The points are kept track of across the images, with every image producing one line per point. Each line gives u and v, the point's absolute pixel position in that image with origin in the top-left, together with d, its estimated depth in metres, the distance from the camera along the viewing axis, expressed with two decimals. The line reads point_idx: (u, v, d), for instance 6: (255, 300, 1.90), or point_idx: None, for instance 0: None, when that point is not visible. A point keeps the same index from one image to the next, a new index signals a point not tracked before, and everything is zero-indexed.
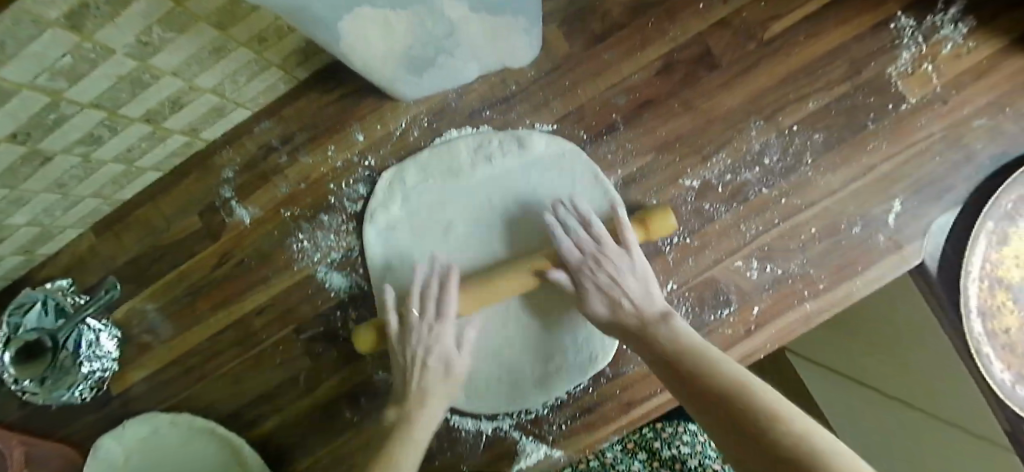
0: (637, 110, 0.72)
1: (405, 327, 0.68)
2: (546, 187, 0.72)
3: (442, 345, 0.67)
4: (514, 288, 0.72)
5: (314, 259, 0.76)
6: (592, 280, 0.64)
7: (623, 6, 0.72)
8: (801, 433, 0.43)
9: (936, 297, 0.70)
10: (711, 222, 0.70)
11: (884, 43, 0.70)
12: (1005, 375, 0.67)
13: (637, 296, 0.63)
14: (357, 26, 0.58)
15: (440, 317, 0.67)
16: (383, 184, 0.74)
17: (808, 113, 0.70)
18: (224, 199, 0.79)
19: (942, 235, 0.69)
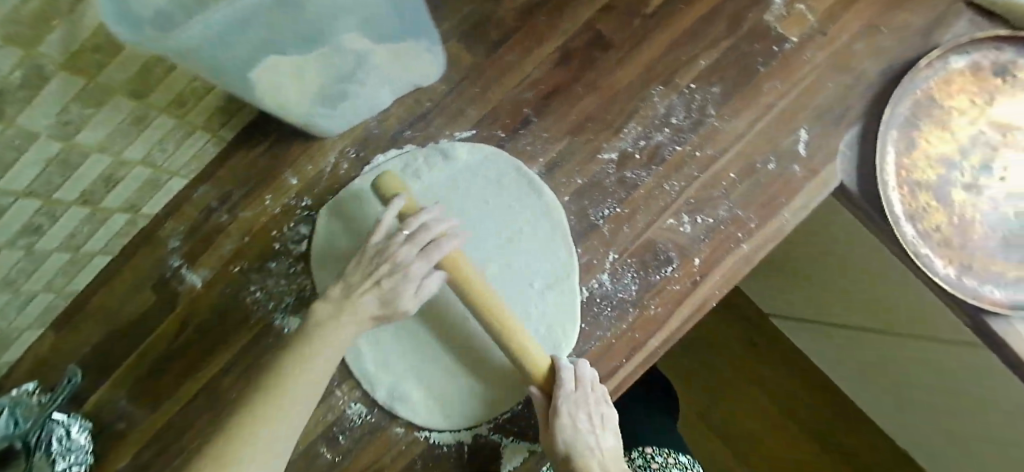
0: (546, 101, 0.76)
1: (371, 259, 0.69)
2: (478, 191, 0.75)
3: (405, 274, 0.68)
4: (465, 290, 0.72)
5: (269, 308, 0.77)
6: (571, 408, 0.65)
7: (513, 11, 0.77)
8: None
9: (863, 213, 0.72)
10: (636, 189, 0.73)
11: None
12: (949, 268, 0.70)
13: (604, 427, 0.67)
14: (265, 72, 0.60)
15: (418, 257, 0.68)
16: (322, 220, 0.76)
17: (701, 70, 0.74)
18: (175, 267, 0.81)
19: (853, 154, 0.72)
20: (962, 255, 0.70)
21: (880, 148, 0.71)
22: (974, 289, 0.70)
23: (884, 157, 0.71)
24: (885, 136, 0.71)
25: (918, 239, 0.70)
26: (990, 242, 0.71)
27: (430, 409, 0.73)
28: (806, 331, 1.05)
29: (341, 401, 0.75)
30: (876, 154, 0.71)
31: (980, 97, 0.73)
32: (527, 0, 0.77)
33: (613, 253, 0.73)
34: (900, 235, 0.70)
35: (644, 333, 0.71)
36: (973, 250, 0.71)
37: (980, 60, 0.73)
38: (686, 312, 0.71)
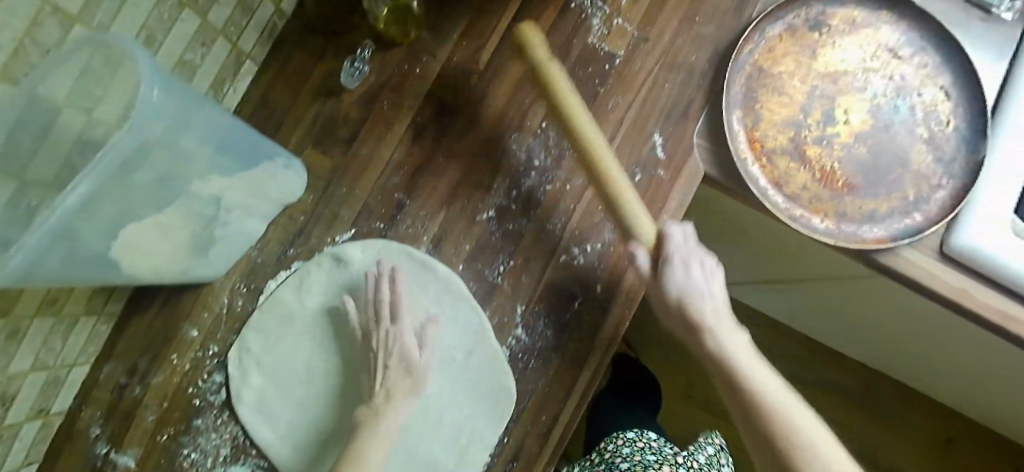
0: (414, 181, 0.76)
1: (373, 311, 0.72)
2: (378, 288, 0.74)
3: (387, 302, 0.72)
4: None
5: (208, 465, 0.75)
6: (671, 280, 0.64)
7: (356, 104, 0.78)
8: (798, 433, 0.58)
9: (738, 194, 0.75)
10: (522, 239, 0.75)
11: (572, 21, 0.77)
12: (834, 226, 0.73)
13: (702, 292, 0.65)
14: (124, 243, 0.56)
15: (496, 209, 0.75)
16: (233, 363, 0.75)
17: (547, 108, 0.76)
18: (103, 455, 0.77)
19: (706, 142, 0.76)
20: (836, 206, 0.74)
21: (729, 130, 0.74)
22: (855, 233, 0.73)
23: (735, 137, 0.75)
24: (729, 119, 0.74)
25: (785, 202, 0.74)
26: (854, 183, 0.74)
27: None
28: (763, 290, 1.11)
29: None
30: (728, 135, 0.74)
31: (803, 55, 0.76)
32: (365, 91, 0.78)
33: (521, 305, 0.74)
34: (769, 203, 0.73)
35: (572, 371, 0.72)
36: (842, 197, 0.74)
37: (793, 20, 0.76)
38: (604, 339, 0.73)
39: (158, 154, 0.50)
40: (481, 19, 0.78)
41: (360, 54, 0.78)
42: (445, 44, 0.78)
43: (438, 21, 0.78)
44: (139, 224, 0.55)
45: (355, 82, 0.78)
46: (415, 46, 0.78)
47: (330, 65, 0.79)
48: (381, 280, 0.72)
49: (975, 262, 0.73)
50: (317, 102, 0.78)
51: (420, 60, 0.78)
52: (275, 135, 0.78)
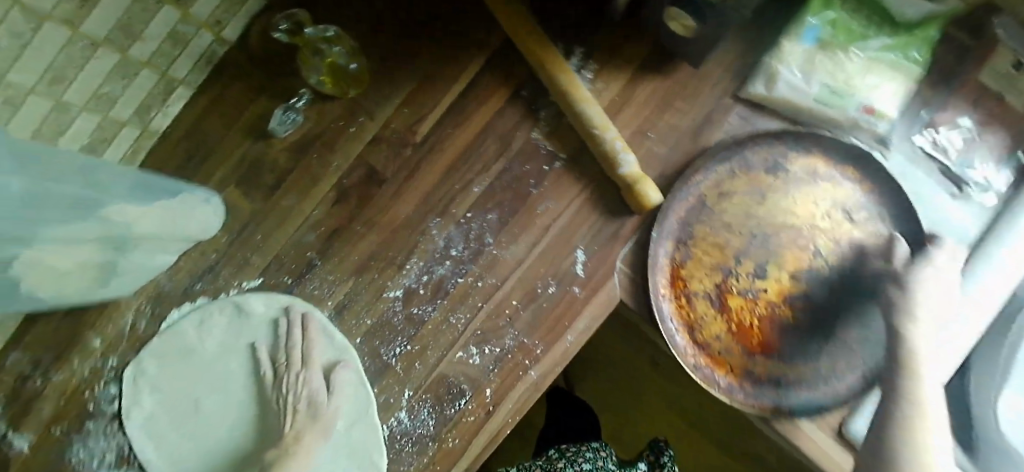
0: (328, 243, 0.75)
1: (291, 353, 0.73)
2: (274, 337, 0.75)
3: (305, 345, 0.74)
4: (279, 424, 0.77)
5: (94, 466, 0.79)
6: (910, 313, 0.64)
7: (286, 151, 0.75)
8: None
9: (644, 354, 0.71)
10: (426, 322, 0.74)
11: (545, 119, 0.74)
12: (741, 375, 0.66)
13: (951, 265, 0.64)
14: (46, 272, 0.58)
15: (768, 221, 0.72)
16: (126, 382, 0.77)
17: (476, 198, 0.74)
18: (1, 437, 0.79)
19: (631, 268, 0.72)
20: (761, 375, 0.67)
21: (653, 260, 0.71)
22: (756, 393, 0.71)
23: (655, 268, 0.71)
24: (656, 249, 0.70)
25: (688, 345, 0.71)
26: (771, 343, 0.71)
27: None
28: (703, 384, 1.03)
29: None
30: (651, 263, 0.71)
31: (754, 201, 0.72)
32: (298, 140, 0.75)
33: (409, 391, 0.74)
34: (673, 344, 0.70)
35: (444, 464, 0.74)
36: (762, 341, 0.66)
37: (750, 159, 0.71)
38: (482, 440, 0.74)
39: (55, 187, 0.52)
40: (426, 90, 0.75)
41: (293, 102, 0.75)
42: (385, 106, 0.75)
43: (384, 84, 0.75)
44: (60, 248, 0.56)
45: (289, 129, 0.75)
46: (353, 103, 0.75)
47: (266, 104, 0.76)
48: (291, 328, 0.73)
49: None
50: (246, 140, 0.76)
51: (357, 119, 0.75)
52: (199, 165, 0.76)
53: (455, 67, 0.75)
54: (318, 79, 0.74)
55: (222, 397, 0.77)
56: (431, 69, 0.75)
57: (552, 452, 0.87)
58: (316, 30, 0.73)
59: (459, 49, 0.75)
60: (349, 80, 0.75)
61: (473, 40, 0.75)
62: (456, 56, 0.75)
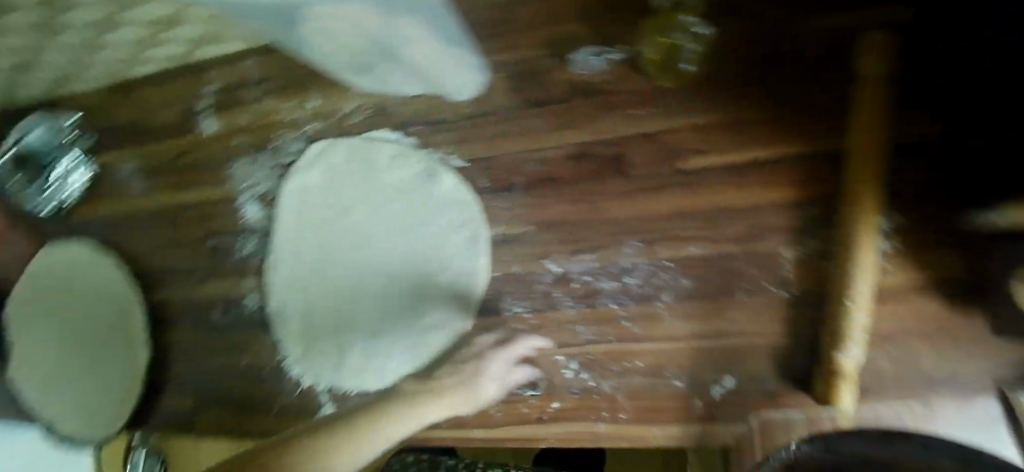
0: (538, 184, 0.75)
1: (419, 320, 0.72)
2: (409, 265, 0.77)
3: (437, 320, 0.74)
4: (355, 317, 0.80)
5: (241, 186, 0.87)
6: None
7: (568, 84, 0.73)
8: None
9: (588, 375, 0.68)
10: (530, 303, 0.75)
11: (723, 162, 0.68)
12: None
13: None
14: (332, 32, 0.62)
15: None
16: (314, 150, 0.83)
17: (684, 256, 0.69)
18: (204, 109, 0.89)
19: None
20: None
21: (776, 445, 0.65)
22: None
23: None
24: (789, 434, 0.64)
25: None
26: None
27: (294, 341, 0.83)
28: None
29: (246, 288, 0.87)
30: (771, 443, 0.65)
31: None
32: (588, 84, 0.72)
33: (497, 346, 0.76)
34: None
35: (477, 419, 0.76)
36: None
37: None
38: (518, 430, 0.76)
39: None
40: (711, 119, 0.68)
41: (612, 51, 0.71)
42: (680, 117, 0.69)
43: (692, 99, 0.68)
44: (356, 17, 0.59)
45: (586, 70, 0.72)
46: (657, 90, 0.70)
47: (588, 32, 0.72)
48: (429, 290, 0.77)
49: None
50: (547, 49, 0.74)
51: (647, 106, 0.70)
52: (496, 38, 0.75)
53: (768, 133, 0.66)
54: (644, 52, 0.70)
55: (360, 222, 0.81)
56: (745, 116, 0.66)
57: None
58: (691, 20, 0.68)
59: (787, 120, 0.65)
60: (669, 70, 0.69)
61: (807, 123, 0.64)
62: (779, 124, 0.65)
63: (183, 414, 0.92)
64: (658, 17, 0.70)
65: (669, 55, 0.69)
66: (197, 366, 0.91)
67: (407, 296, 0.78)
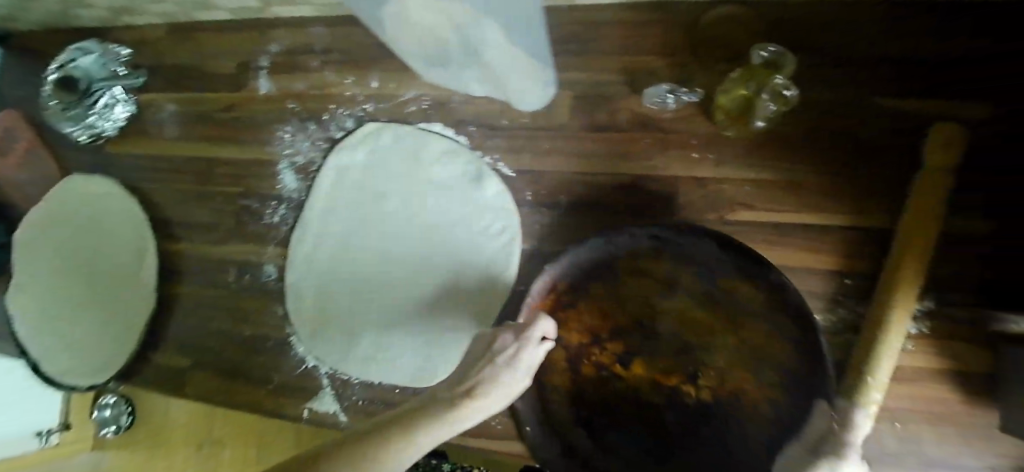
0: (583, 206, 0.75)
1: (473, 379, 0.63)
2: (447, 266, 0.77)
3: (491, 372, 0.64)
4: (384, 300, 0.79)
5: (284, 151, 0.86)
6: None
7: (633, 116, 0.74)
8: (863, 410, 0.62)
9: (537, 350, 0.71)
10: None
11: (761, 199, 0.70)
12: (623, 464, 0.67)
13: None
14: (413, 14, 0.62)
15: None
16: (364, 131, 0.83)
17: None
18: (261, 68, 0.89)
19: None
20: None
21: None
22: None
23: None
24: None
25: None
26: None
27: (307, 318, 0.82)
28: None
29: (268, 255, 0.86)
30: None
31: None
32: (652, 120, 0.74)
33: None
34: None
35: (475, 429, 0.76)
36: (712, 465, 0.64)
37: None
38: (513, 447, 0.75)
39: None
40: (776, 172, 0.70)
41: (683, 93, 0.72)
42: (738, 170, 0.71)
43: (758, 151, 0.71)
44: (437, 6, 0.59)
45: (654, 105, 0.73)
46: (721, 140, 0.71)
47: (662, 70, 0.74)
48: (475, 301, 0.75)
49: None
50: (618, 77, 0.75)
51: (707, 152, 0.72)
52: (570, 57, 0.77)
53: (821, 203, 0.68)
54: (720, 98, 0.70)
55: (396, 212, 0.80)
56: (803, 182, 0.69)
57: None
58: (783, 83, 0.67)
59: (844, 194, 0.67)
60: (737, 122, 0.70)
61: (862, 201, 0.67)
62: (835, 196, 0.68)
63: (175, 366, 0.91)
64: (755, 67, 0.69)
65: (741, 109, 0.69)
66: (198, 322, 0.89)
67: (432, 296, 0.77)
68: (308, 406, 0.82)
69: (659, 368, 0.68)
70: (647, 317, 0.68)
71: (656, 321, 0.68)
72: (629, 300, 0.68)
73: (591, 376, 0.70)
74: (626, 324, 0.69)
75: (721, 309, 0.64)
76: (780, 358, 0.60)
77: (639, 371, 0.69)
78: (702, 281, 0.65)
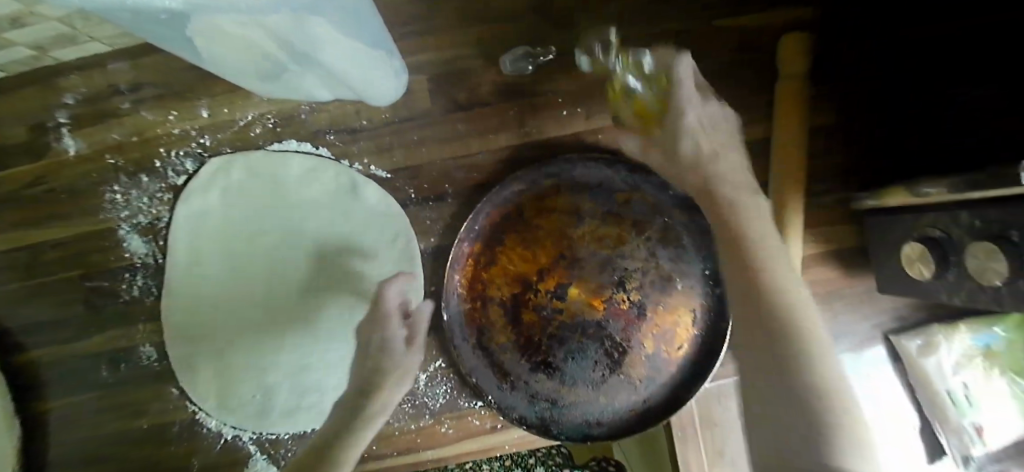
0: (471, 189, 0.72)
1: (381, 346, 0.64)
2: (352, 281, 0.72)
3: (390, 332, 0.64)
4: (292, 324, 0.73)
5: (121, 215, 0.74)
6: None
7: (495, 87, 0.72)
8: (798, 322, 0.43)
9: (465, 318, 0.71)
10: (467, 297, 0.71)
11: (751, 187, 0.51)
12: (585, 385, 0.72)
13: None
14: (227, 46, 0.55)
15: None
16: (208, 169, 0.72)
17: (620, 252, 0.72)
18: (61, 125, 0.75)
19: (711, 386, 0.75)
20: (636, 394, 0.72)
21: (724, 399, 0.74)
22: None
23: (722, 402, 0.74)
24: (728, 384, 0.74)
25: None
26: None
27: (209, 389, 0.73)
28: None
29: (139, 335, 0.75)
30: (713, 388, 0.75)
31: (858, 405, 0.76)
32: (515, 88, 0.72)
33: (440, 362, 0.72)
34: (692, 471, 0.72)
35: (426, 442, 0.73)
36: (657, 354, 0.72)
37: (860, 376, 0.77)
38: (473, 447, 0.73)
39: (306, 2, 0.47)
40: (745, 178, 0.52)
41: (539, 54, 0.72)
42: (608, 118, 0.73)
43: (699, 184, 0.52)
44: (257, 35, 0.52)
45: (514, 72, 0.72)
46: (588, 92, 0.72)
47: (511, 34, 0.72)
48: None
49: None
50: (470, 50, 0.72)
51: (576, 108, 0.73)
52: (414, 39, 0.72)
53: None
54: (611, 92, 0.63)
55: (274, 244, 0.73)
56: None
57: None
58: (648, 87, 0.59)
59: None
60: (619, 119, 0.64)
61: None
62: None
63: None
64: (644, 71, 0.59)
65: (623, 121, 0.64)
66: (81, 432, 0.77)
67: (340, 318, 0.73)
68: None
69: (590, 288, 0.72)
70: (567, 250, 0.72)
71: (575, 250, 0.72)
72: (543, 234, 0.72)
73: (534, 321, 0.72)
74: (549, 263, 0.72)
75: (625, 217, 0.72)
76: (682, 239, 0.72)
77: (576, 294, 0.72)
78: (599, 201, 0.72)
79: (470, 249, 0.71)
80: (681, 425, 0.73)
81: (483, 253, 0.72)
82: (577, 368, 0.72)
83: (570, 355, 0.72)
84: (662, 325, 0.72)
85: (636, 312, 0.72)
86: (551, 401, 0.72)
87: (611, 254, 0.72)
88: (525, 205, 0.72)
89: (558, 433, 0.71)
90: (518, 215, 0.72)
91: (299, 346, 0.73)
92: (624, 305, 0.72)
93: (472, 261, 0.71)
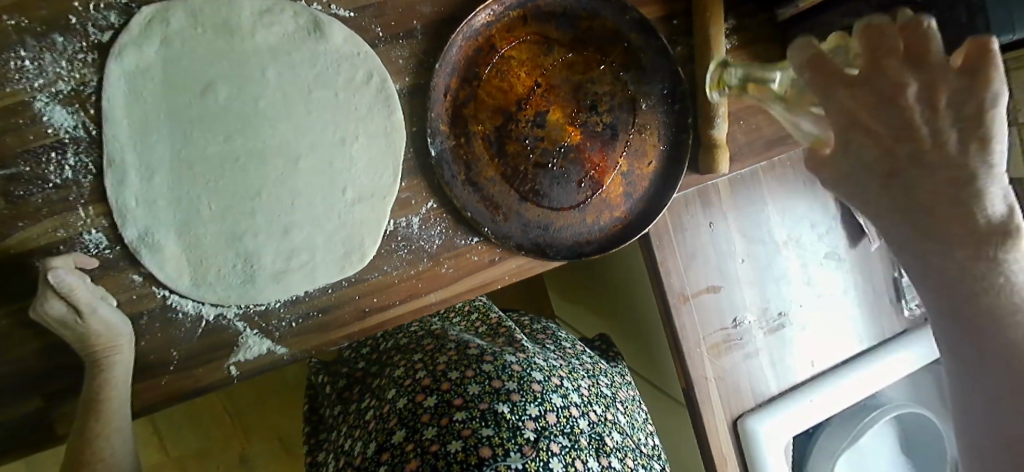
0: (438, 25, 0.71)
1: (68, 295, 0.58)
2: (329, 130, 0.70)
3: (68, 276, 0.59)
4: (263, 183, 0.68)
5: (34, 85, 0.63)
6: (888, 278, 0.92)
7: None
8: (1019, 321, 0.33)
9: (452, 154, 0.71)
10: (450, 134, 0.71)
11: (953, 74, 0.34)
12: (572, 207, 0.77)
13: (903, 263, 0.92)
14: None
15: (797, 220, 0.87)
16: (140, 17, 0.63)
17: (588, 79, 0.76)
18: None
19: (677, 197, 0.81)
20: (617, 211, 0.78)
21: (688, 207, 0.82)
22: (696, 344, 0.82)
23: (686, 210, 0.81)
24: (686, 194, 0.81)
25: (676, 284, 0.80)
26: (725, 316, 0.83)
27: (180, 268, 0.66)
28: (661, 380, 0.96)
29: (83, 222, 0.66)
30: (678, 197, 0.81)
31: (792, 205, 0.87)
32: None
33: (431, 203, 0.72)
34: (663, 275, 0.80)
35: (427, 285, 0.73)
36: (631, 172, 0.79)
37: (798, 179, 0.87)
38: (474, 282, 0.75)
39: None
40: (941, 61, 0.34)
41: None
42: None
43: (862, 117, 0.36)
44: None
45: None
46: None
47: None
48: (369, 147, 0.71)
49: (751, 445, 0.81)
50: None
51: None
52: None
53: None
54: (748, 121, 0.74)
55: (233, 98, 0.66)
56: None
57: (508, 326, 0.86)
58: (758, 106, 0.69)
59: None
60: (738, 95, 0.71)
61: None
62: None
63: (20, 415, 0.68)
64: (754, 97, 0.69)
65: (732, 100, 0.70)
66: (24, 349, 0.67)
67: (321, 171, 0.69)
68: (231, 362, 0.70)
69: (566, 113, 0.75)
70: (540, 78, 0.74)
71: (549, 78, 0.75)
72: (516, 64, 0.73)
73: (518, 151, 0.74)
74: (526, 92, 0.74)
75: (590, 43, 0.76)
76: (643, 61, 0.78)
77: (555, 118, 0.75)
78: (565, 29, 0.75)
79: (447, 85, 0.71)
80: (651, 234, 0.80)
81: (460, 89, 0.71)
82: (563, 192, 0.76)
83: (555, 180, 0.76)
84: (632, 144, 0.79)
85: (608, 133, 0.77)
86: (542, 226, 0.76)
87: (580, 80, 0.76)
88: (496, 37, 0.72)
89: (554, 253, 0.75)
90: (490, 46, 0.72)
91: (276, 206, 0.68)
92: (599, 127, 0.77)
93: (452, 98, 0.71)
